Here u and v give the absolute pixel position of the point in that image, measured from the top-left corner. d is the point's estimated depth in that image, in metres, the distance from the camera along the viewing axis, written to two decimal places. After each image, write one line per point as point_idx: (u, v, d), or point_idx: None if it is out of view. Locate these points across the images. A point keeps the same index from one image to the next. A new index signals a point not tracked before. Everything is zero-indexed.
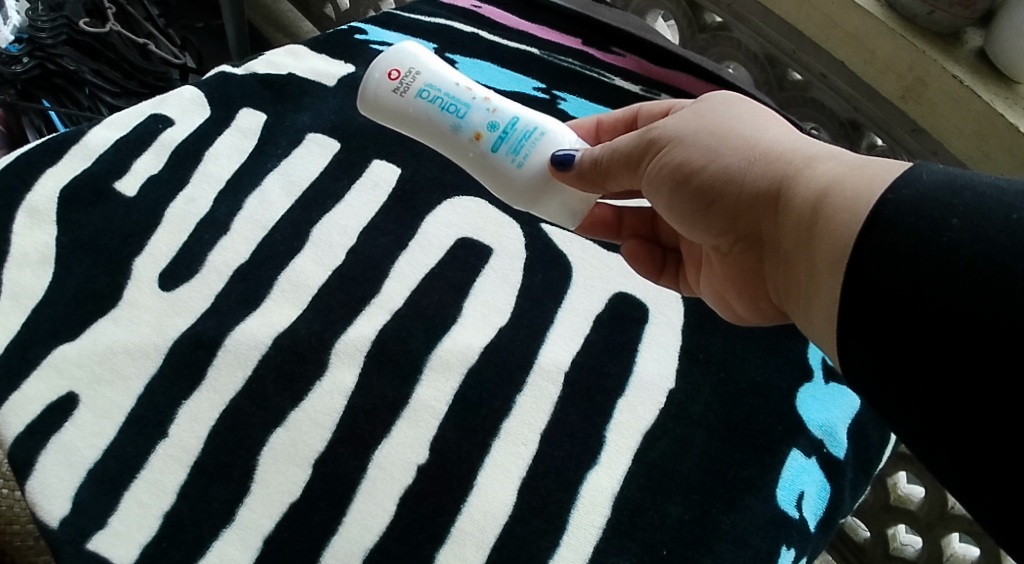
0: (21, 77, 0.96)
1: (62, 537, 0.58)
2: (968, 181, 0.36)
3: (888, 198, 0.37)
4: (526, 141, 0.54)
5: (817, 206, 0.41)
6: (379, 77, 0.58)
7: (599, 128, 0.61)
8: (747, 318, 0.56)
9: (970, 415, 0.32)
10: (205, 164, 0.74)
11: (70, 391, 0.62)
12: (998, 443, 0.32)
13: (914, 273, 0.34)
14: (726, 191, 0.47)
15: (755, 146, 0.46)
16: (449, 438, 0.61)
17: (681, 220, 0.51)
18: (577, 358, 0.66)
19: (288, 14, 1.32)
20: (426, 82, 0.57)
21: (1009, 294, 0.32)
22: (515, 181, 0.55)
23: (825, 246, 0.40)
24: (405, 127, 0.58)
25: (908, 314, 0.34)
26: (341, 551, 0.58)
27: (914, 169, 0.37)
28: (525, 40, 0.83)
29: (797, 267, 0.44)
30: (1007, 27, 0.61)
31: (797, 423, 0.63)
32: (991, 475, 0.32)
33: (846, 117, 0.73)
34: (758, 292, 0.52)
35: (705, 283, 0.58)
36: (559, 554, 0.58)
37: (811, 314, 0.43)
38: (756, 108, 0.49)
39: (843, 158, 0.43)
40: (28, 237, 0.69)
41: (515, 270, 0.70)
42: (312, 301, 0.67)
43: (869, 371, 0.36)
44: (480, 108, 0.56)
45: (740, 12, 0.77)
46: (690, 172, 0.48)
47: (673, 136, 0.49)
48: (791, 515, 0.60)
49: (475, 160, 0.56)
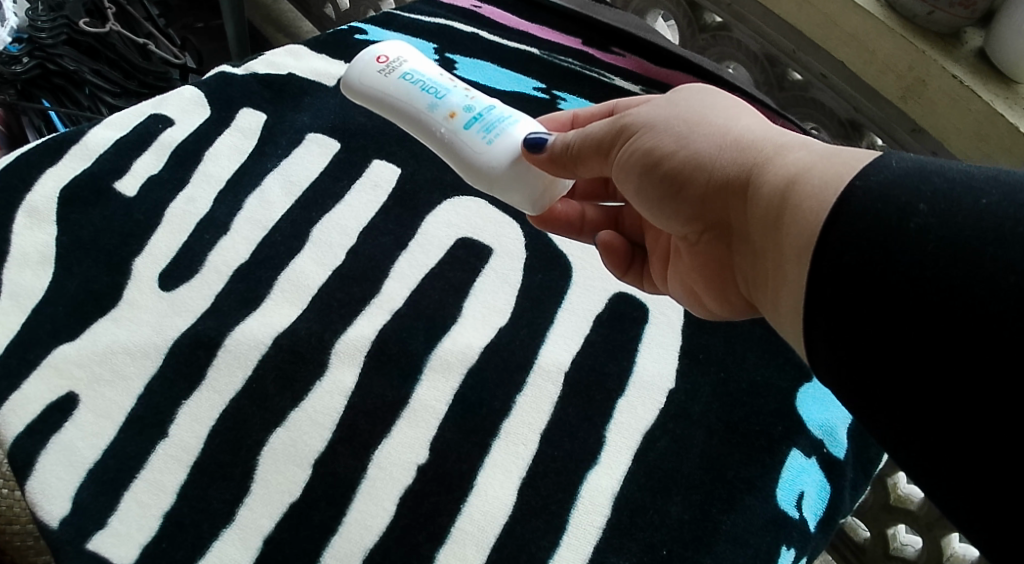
0: (21, 77, 0.96)
1: (62, 538, 0.58)
2: (938, 168, 0.35)
3: (856, 184, 0.37)
4: (498, 124, 0.53)
5: (785, 193, 0.41)
6: (368, 62, 0.58)
7: (575, 122, 0.60)
8: (716, 313, 0.56)
9: (935, 401, 0.32)
10: (205, 164, 0.74)
11: (70, 391, 0.62)
12: (967, 428, 0.31)
13: (881, 257, 0.34)
14: (695, 176, 0.47)
15: (725, 134, 0.46)
16: (449, 438, 0.61)
17: (651, 207, 0.51)
18: (577, 358, 0.66)
19: (288, 14, 1.32)
20: (411, 69, 0.57)
21: (976, 277, 0.31)
22: (480, 158, 0.52)
23: (793, 231, 0.39)
24: (384, 110, 0.58)
25: (874, 298, 0.34)
26: (341, 551, 0.58)
27: (884, 156, 0.37)
28: (525, 40, 0.83)
29: (764, 255, 0.44)
30: (1007, 27, 0.61)
31: (797, 423, 0.63)
32: (955, 462, 0.32)
33: (846, 117, 0.73)
34: (726, 282, 0.52)
35: (673, 276, 0.58)
36: (559, 554, 0.58)
37: (779, 301, 0.43)
38: (731, 100, 0.50)
39: (814, 147, 0.42)
40: (28, 237, 0.69)
41: (515, 269, 0.70)
42: (312, 301, 0.67)
43: (833, 357, 0.36)
44: (459, 94, 0.55)
45: (740, 13, 0.77)
46: (660, 158, 0.48)
47: (646, 123, 0.49)
48: (791, 515, 0.60)
49: (445, 139, 0.54)
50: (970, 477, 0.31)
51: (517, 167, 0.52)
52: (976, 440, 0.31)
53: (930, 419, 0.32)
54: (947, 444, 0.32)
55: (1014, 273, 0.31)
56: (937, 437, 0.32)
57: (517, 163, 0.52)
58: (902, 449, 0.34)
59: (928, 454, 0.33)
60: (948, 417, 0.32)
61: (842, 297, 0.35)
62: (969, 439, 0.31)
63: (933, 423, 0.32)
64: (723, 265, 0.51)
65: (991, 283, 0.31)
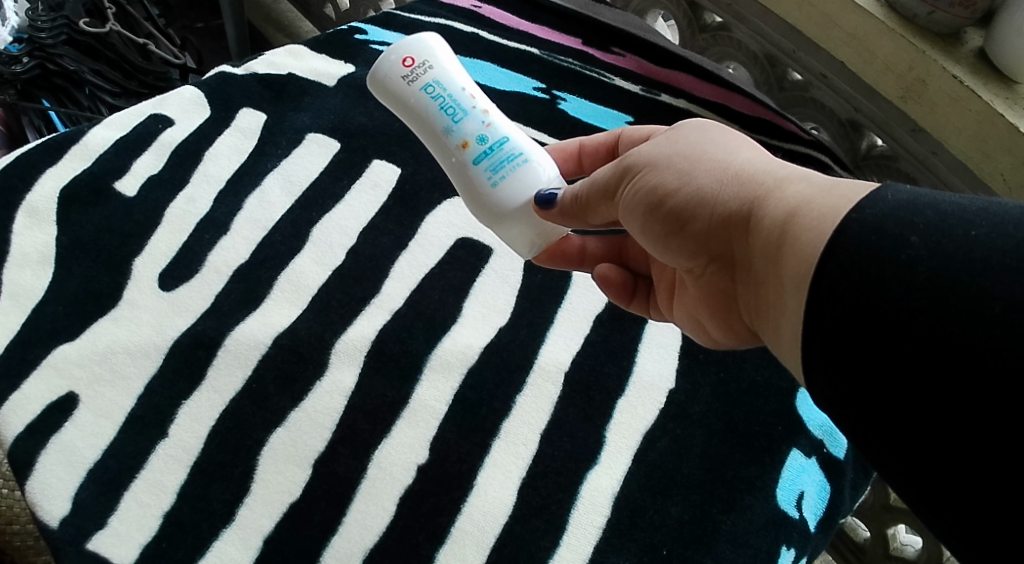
0: (21, 77, 0.96)
1: (62, 537, 0.58)
2: (931, 200, 0.35)
3: (852, 217, 0.36)
4: (507, 164, 0.53)
5: (785, 226, 0.41)
6: (393, 60, 0.55)
7: (581, 151, 0.61)
8: (721, 342, 0.55)
9: (931, 437, 0.32)
10: (205, 164, 0.74)
11: (70, 391, 0.62)
12: (962, 460, 0.31)
13: (872, 289, 0.34)
14: (698, 213, 0.46)
15: (726, 169, 0.46)
16: (449, 438, 0.61)
17: (655, 244, 0.50)
18: (577, 358, 0.66)
19: (288, 14, 1.32)
20: (436, 78, 0.54)
21: (963, 308, 0.32)
22: (484, 198, 0.53)
23: (792, 262, 0.39)
24: (404, 115, 0.56)
25: (867, 331, 0.34)
26: (342, 551, 0.58)
27: (880, 189, 0.37)
28: (525, 40, 0.83)
29: (766, 289, 0.43)
30: (1006, 27, 0.61)
31: (797, 423, 0.63)
32: (951, 491, 0.32)
33: (846, 117, 0.73)
34: (731, 313, 0.51)
35: (678, 308, 0.57)
36: (559, 554, 0.58)
37: (781, 334, 0.42)
38: (732, 134, 0.49)
39: (815, 180, 0.42)
40: (28, 237, 0.69)
41: (515, 269, 0.70)
42: (312, 300, 0.67)
43: (828, 386, 0.36)
44: (476, 119, 0.54)
45: (740, 13, 0.77)
46: (664, 196, 0.47)
47: (649, 161, 0.49)
48: (791, 515, 0.60)
49: (456, 167, 0.54)
50: (965, 507, 0.31)
51: (523, 210, 0.53)
52: (971, 471, 0.31)
53: (925, 450, 0.32)
54: (942, 474, 0.32)
55: (998, 303, 0.31)
56: (933, 467, 0.32)
57: (524, 207, 0.53)
58: (895, 477, 0.34)
59: (921, 483, 0.33)
60: (943, 448, 0.32)
61: (836, 329, 0.35)
62: (959, 474, 0.31)
63: (929, 455, 0.32)
64: (728, 298, 0.50)
65: (980, 317, 0.31)
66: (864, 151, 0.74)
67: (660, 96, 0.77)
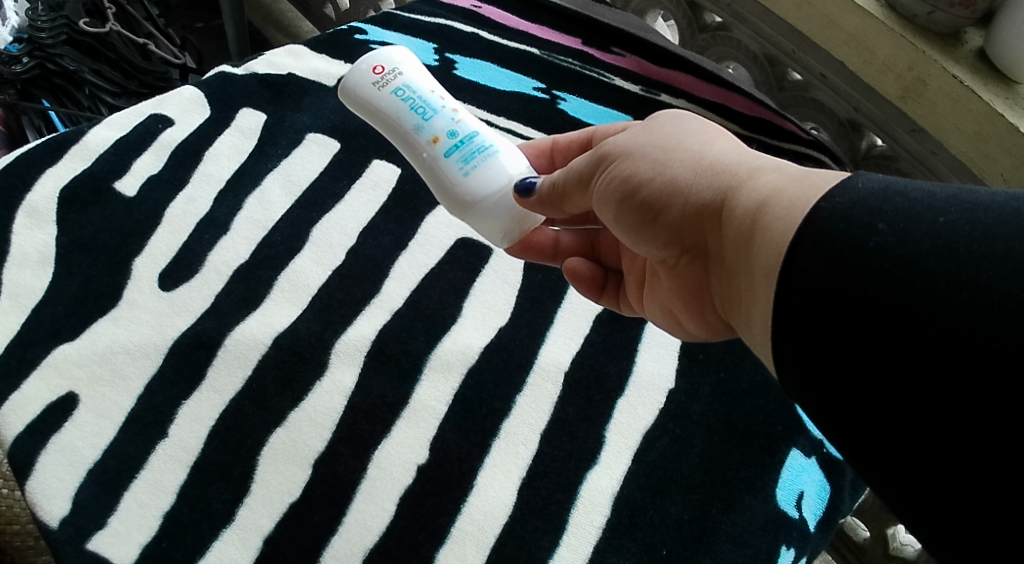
0: (21, 77, 0.96)
1: (62, 537, 0.58)
2: (901, 188, 0.35)
3: (821, 206, 0.36)
4: (478, 154, 0.54)
5: (756, 215, 0.41)
6: (363, 68, 0.57)
7: (554, 148, 0.61)
8: (696, 335, 0.55)
9: (904, 425, 0.32)
10: (205, 164, 0.74)
11: (70, 392, 0.62)
12: (939, 451, 0.31)
13: (841, 277, 0.34)
14: (672, 203, 0.46)
15: (700, 159, 0.46)
16: (449, 438, 0.62)
17: (630, 234, 0.50)
18: (576, 358, 0.66)
19: (288, 14, 1.32)
20: (405, 82, 0.56)
21: (930, 295, 0.32)
22: (457, 189, 0.53)
23: (762, 251, 0.39)
24: (376, 122, 0.57)
25: (837, 318, 0.34)
26: (342, 551, 0.58)
27: (851, 177, 0.37)
28: (526, 40, 0.83)
29: (738, 278, 0.43)
30: (1007, 27, 0.61)
31: (797, 423, 0.63)
32: (927, 481, 0.32)
33: (846, 117, 0.73)
34: (705, 304, 0.51)
35: (650, 300, 0.57)
36: (559, 554, 0.58)
37: (753, 323, 0.42)
38: (707, 125, 0.49)
39: (788, 170, 0.42)
40: (28, 237, 0.69)
41: (515, 269, 0.70)
42: (312, 301, 0.67)
43: (801, 376, 0.36)
44: (445, 116, 0.55)
45: (740, 12, 0.77)
46: (638, 185, 0.47)
47: (624, 151, 0.49)
48: (791, 515, 0.60)
49: (426, 163, 0.55)
50: (940, 496, 0.31)
51: (500, 196, 0.53)
52: (946, 451, 0.31)
53: (898, 431, 0.32)
54: (918, 463, 0.32)
55: (965, 289, 0.31)
56: (905, 456, 0.32)
57: (501, 191, 0.53)
58: (867, 469, 0.34)
59: (895, 472, 0.33)
60: (919, 435, 0.31)
61: (807, 318, 0.35)
62: (935, 463, 0.31)
63: (898, 431, 0.32)
64: (702, 289, 0.50)
65: (946, 303, 0.31)
66: (864, 151, 0.74)
67: (660, 97, 0.78)
